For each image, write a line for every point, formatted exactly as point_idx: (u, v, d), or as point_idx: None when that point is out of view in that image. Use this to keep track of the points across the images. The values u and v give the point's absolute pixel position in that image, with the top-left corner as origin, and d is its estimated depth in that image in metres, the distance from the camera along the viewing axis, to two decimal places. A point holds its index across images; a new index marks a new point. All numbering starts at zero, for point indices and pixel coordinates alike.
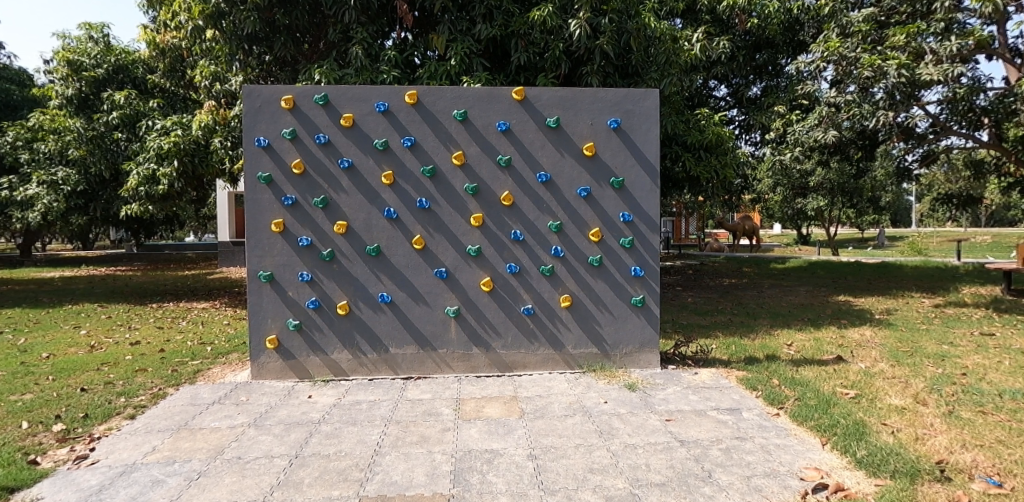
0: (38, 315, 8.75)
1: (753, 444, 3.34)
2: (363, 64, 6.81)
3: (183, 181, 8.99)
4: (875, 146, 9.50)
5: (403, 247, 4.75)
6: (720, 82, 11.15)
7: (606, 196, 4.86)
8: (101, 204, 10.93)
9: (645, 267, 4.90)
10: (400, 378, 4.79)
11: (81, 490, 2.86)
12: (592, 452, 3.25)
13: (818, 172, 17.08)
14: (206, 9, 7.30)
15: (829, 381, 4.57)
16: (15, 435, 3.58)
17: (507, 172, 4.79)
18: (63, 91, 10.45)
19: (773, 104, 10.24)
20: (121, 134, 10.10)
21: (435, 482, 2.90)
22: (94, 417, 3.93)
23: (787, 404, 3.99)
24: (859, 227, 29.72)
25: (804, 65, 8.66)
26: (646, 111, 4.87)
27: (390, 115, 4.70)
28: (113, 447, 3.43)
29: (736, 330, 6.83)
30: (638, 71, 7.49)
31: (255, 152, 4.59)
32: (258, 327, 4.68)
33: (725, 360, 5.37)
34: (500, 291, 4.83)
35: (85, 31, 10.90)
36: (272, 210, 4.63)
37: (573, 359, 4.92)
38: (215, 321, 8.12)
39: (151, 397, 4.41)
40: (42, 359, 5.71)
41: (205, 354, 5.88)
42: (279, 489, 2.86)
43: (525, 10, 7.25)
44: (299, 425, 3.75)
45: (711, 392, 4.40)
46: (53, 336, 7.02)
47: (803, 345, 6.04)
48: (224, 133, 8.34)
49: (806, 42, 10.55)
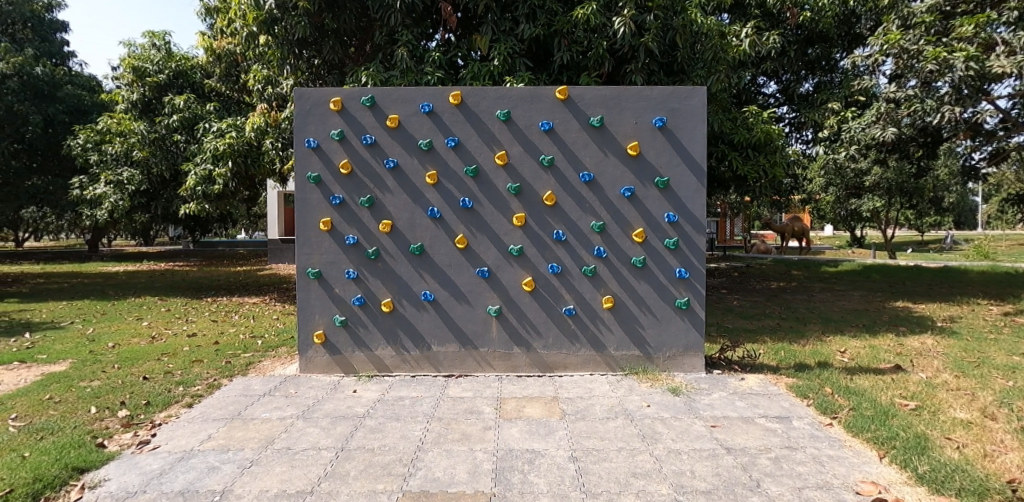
0: (105, 307, 9.30)
1: (805, 455, 3.21)
2: (408, 66, 6.92)
3: (237, 180, 9.38)
4: (938, 143, 9.02)
5: (447, 246, 4.80)
6: (770, 78, 10.81)
7: (651, 196, 4.78)
8: (161, 203, 11.48)
9: (689, 268, 4.79)
10: (441, 375, 4.84)
11: (144, 474, 3.02)
12: (634, 456, 3.20)
13: (874, 171, 16.43)
14: (259, 15, 7.49)
15: (887, 391, 4.36)
16: (85, 419, 3.82)
17: (549, 172, 4.78)
18: (128, 95, 11.03)
19: (827, 100, 9.70)
20: (180, 136, 10.80)
21: (477, 480, 2.92)
22: (155, 404, 4.15)
23: (841, 414, 3.83)
24: (921, 229, 28.31)
25: (860, 59, 8.30)
26: (692, 109, 4.75)
27: (435, 116, 4.76)
28: (172, 434, 3.61)
29: (785, 335, 6.61)
30: (683, 68, 7.35)
31: (305, 153, 4.75)
32: (306, 322, 4.83)
33: (774, 366, 5.19)
34: (542, 292, 4.82)
35: (149, 39, 11.52)
36: (321, 209, 4.77)
37: (615, 361, 4.86)
38: (265, 316, 8.45)
39: (207, 387, 4.61)
40: (108, 348, 6.08)
41: (256, 347, 6.12)
42: (326, 480, 2.94)
43: (569, 10, 7.22)
44: (345, 419, 3.84)
45: (759, 398, 4.26)
46: (119, 327, 7.47)
47: (856, 352, 5.77)
48: (275, 135, 8.60)
49: (862, 36, 10.20)
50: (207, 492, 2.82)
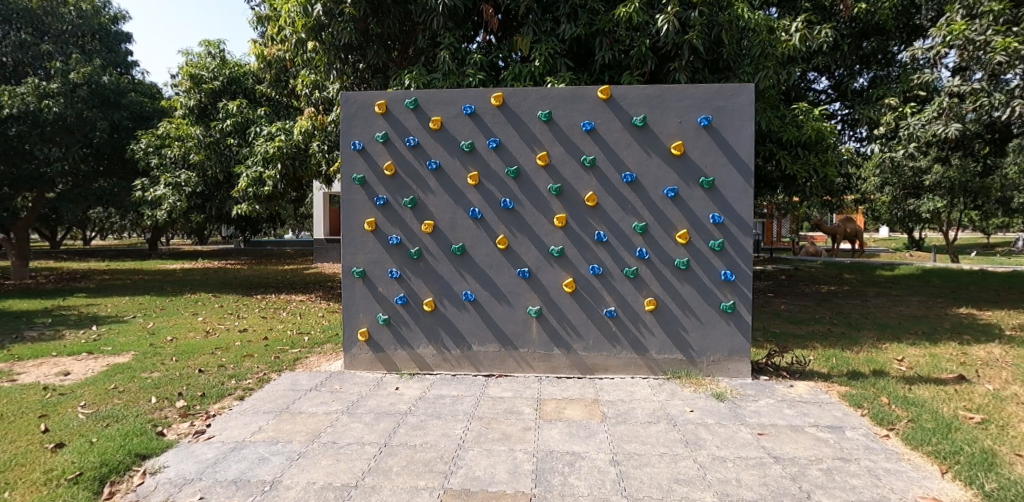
0: (164, 302, 9.80)
1: (859, 467, 3.08)
2: (450, 68, 7.00)
3: (286, 182, 9.71)
4: (1007, 140, 8.49)
5: (488, 246, 4.83)
6: (821, 73, 10.42)
7: (695, 197, 4.68)
8: (215, 203, 11.99)
9: (735, 271, 4.66)
10: (482, 375, 4.88)
11: (200, 462, 3.17)
12: (678, 462, 3.14)
13: (935, 170, 15.59)
14: (307, 22, 7.72)
15: (949, 403, 4.12)
16: (146, 408, 4.03)
17: (590, 172, 4.74)
18: (186, 101, 11.58)
19: (883, 96, 9.26)
20: (233, 139, 11.29)
21: (517, 480, 2.93)
22: (210, 396, 4.34)
23: (899, 425, 3.65)
24: (986, 231, 26.65)
25: (920, 52, 7.90)
26: (739, 107, 4.62)
27: (476, 118, 4.80)
28: (225, 425, 3.76)
29: (837, 342, 6.34)
30: (729, 65, 7.17)
31: (351, 155, 4.88)
32: (351, 320, 4.96)
33: (825, 373, 4.99)
34: (582, 293, 4.79)
35: (205, 48, 12.03)
36: (365, 210, 4.89)
37: (657, 364, 4.78)
38: (312, 313, 8.71)
39: (257, 381, 4.79)
40: (167, 342, 6.40)
41: (303, 344, 6.32)
42: (370, 474, 3.01)
43: (610, 8, 7.14)
44: (387, 415, 3.92)
45: (809, 407, 4.10)
46: (176, 321, 7.86)
47: (915, 361, 5.48)
48: (322, 137, 8.85)
49: (922, 27, 9.71)
50: (258, 482, 2.93)
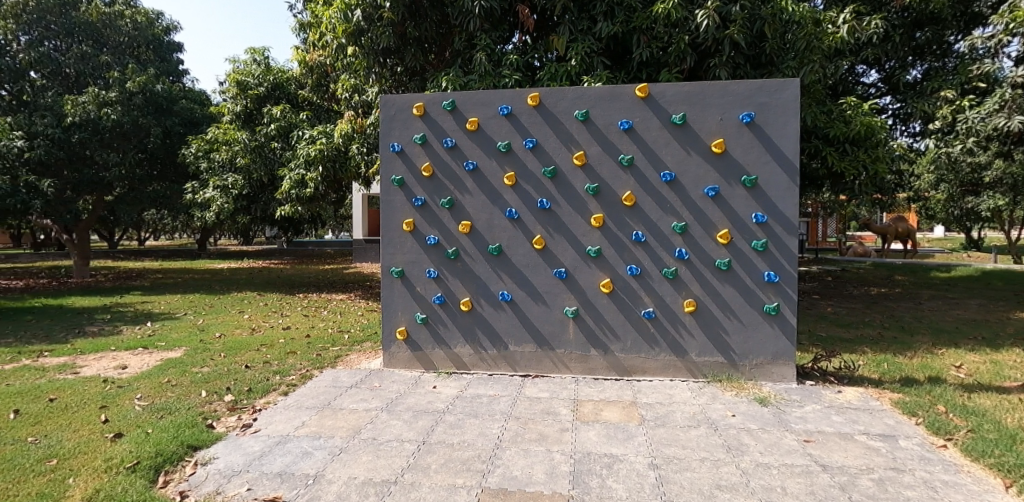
0: (212, 300, 10.19)
1: (913, 478, 2.94)
2: (486, 69, 7.04)
3: (326, 184, 9.94)
4: None
5: (524, 247, 4.83)
6: (870, 66, 10.00)
7: (737, 196, 4.56)
8: (260, 205, 12.39)
9: (779, 272, 4.52)
10: (518, 375, 4.88)
11: (247, 454, 3.28)
12: (719, 468, 3.07)
13: (995, 166, 14.75)
14: (347, 27, 7.89)
15: (1013, 413, 3.89)
16: (197, 401, 4.20)
17: (629, 172, 4.69)
18: (233, 107, 12.03)
19: (939, 89, 8.77)
20: (277, 143, 11.64)
21: (554, 481, 2.92)
22: (256, 391, 4.49)
23: (958, 435, 3.46)
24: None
25: (979, 41, 7.50)
26: (784, 103, 4.48)
27: (513, 118, 4.81)
28: (271, 419, 3.89)
29: (888, 347, 6.07)
30: (772, 60, 6.96)
31: (391, 157, 4.97)
32: (389, 318, 5.05)
33: (876, 380, 4.78)
34: (620, 294, 4.74)
35: (251, 55, 12.46)
36: (404, 211, 4.97)
37: (697, 367, 4.68)
38: (352, 312, 8.90)
39: (300, 377, 4.93)
40: (215, 338, 6.66)
41: (344, 342, 6.47)
42: (409, 471, 3.06)
43: (648, 5, 7.03)
44: (425, 413, 3.97)
45: (859, 414, 3.94)
46: (224, 319, 8.16)
47: (975, 368, 5.19)
48: (361, 140, 9.05)
49: (982, 15, 9.19)
50: (302, 475, 3.01)
